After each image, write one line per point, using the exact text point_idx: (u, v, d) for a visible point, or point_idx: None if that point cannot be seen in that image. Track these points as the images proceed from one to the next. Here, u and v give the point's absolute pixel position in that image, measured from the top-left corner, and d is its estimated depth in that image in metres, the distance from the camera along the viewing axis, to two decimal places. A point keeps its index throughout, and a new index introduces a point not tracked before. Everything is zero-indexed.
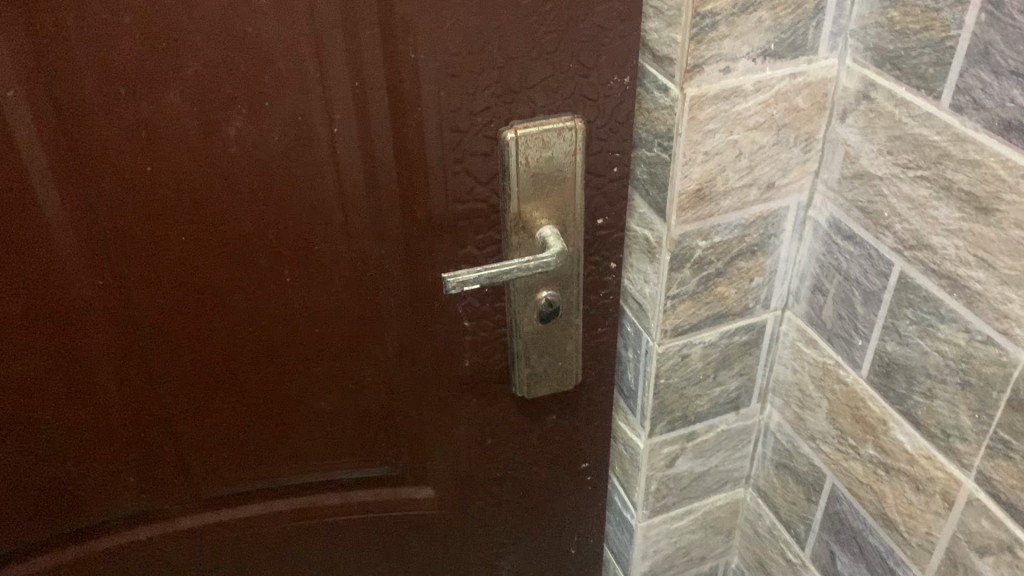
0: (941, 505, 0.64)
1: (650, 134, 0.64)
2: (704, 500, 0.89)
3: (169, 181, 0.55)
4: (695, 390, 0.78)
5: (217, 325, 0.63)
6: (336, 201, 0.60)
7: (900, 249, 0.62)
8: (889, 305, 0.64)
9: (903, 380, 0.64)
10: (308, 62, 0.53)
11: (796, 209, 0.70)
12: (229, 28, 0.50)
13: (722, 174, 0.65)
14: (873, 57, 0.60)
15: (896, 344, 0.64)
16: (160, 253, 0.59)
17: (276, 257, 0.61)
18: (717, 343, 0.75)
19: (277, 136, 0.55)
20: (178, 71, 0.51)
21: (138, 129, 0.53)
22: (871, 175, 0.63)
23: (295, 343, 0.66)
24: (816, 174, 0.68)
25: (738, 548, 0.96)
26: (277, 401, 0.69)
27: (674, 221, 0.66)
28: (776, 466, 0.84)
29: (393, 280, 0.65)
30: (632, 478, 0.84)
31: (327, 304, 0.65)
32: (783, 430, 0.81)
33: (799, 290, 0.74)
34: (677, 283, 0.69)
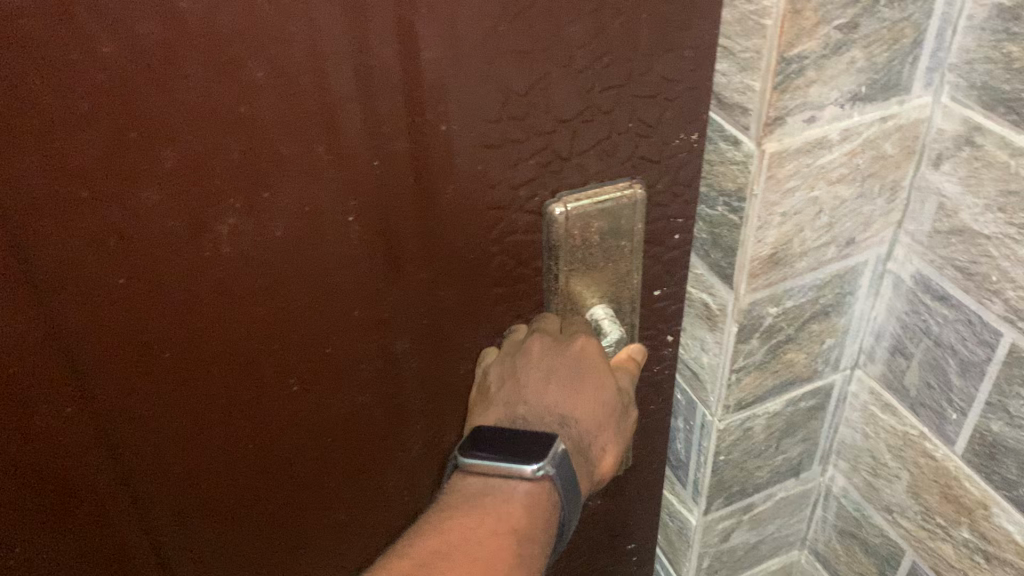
0: None
1: (714, 191, 0.55)
2: (757, 568, 0.81)
3: (151, 293, 0.45)
4: (756, 462, 0.69)
5: (215, 440, 0.53)
6: (351, 296, 0.50)
7: (1013, 319, 0.53)
8: (995, 379, 0.56)
9: (1013, 464, 0.56)
10: (316, 143, 0.43)
11: (874, 263, 0.61)
12: (218, 109, 0.40)
13: (799, 235, 0.55)
14: (979, 97, 0.51)
15: (1006, 424, 0.56)
16: (143, 373, 0.48)
17: (282, 361, 0.51)
18: (782, 412, 0.67)
19: (281, 230, 0.45)
20: (156, 165, 0.40)
21: (108, 237, 0.42)
22: (975, 233, 0.54)
23: (305, 443, 0.57)
24: (899, 225, 0.60)
25: None
26: (284, 508, 0.60)
27: (744, 288, 0.56)
28: (840, 533, 0.76)
29: (415, 368, 0.56)
30: (681, 552, 0.76)
31: (340, 403, 0.55)
32: (849, 495, 0.73)
33: (874, 349, 0.66)
34: (743, 354, 0.60)
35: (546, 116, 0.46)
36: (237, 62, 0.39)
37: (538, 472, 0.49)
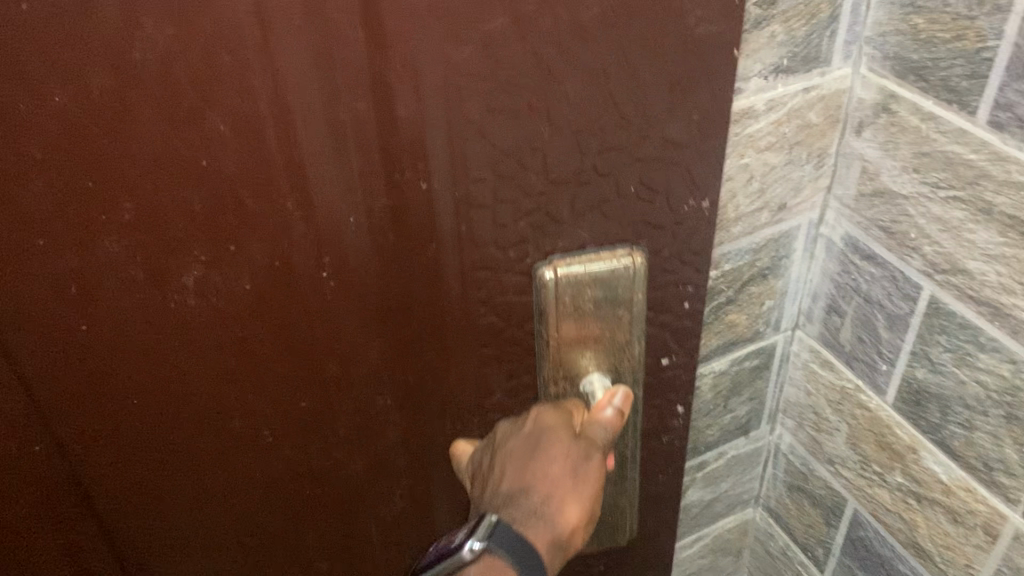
0: (984, 539, 0.61)
1: None
2: (714, 524, 0.86)
3: (113, 347, 0.42)
4: (705, 421, 0.73)
5: (180, 503, 0.51)
6: (328, 346, 0.48)
7: (931, 272, 0.58)
8: (918, 330, 0.60)
9: (936, 409, 0.61)
10: (288, 196, 0.41)
11: (807, 227, 0.66)
12: (183, 160, 0.38)
13: (732, 200, 0.59)
14: (893, 67, 0.55)
15: (928, 372, 0.60)
16: (105, 431, 0.45)
17: (258, 412, 0.49)
18: (727, 372, 0.71)
19: (249, 284, 0.43)
20: (114, 218, 0.38)
21: (63, 290, 0.39)
22: (894, 194, 0.58)
23: (271, 501, 0.54)
24: (828, 191, 0.64)
25: (747, 566, 0.94)
26: (261, 568, 0.57)
27: None
28: (789, 488, 0.81)
29: (388, 415, 0.54)
30: None
31: (319, 457, 0.53)
32: (796, 452, 0.78)
33: (811, 310, 0.70)
34: None
35: (539, 179, 0.46)
36: (208, 107, 0.37)
37: (475, 549, 0.47)
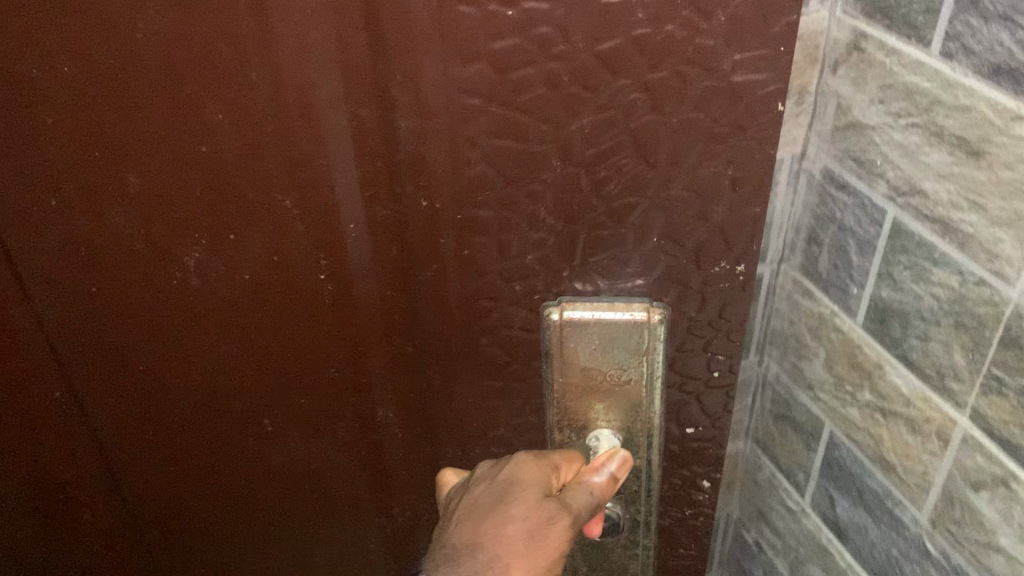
0: (937, 445, 0.66)
1: None
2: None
3: (190, 207, 0.59)
4: None
5: (229, 356, 0.70)
6: (344, 222, 0.63)
7: (893, 196, 0.63)
8: (883, 253, 0.66)
9: (898, 324, 0.66)
10: (339, 117, 0.57)
11: (789, 161, 0.71)
12: (278, 100, 0.55)
13: None
14: (863, 7, 0.60)
15: (891, 289, 0.66)
16: (178, 274, 0.63)
17: (290, 281, 0.66)
18: None
19: (288, 173, 0.59)
20: (212, 119, 0.55)
21: (162, 151, 0.56)
22: (864, 126, 0.63)
23: (305, 411, 0.75)
24: (808, 126, 0.69)
25: (737, 500, 1.03)
26: (275, 418, 0.75)
27: None
28: (775, 417, 0.89)
29: (378, 327, 0.71)
30: None
31: (332, 334, 0.70)
32: (780, 382, 0.86)
33: (794, 242, 0.76)
34: None
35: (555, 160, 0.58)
36: (261, 137, 0.57)
37: None
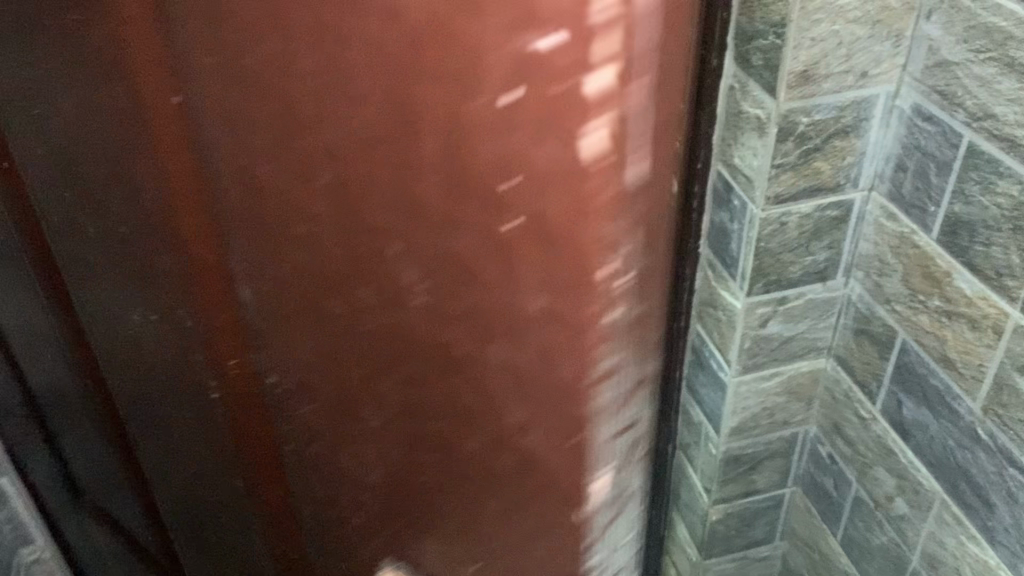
0: (992, 337, 0.78)
1: (767, 25, 0.91)
2: (788, 364, 1.18)
3: (321, 195, 0.81)
4: (789, 256, 1.06)
5: (336, 298, 0.89)
6: (435, 192, 0.75)
7: (970, 122, 0.74)
8: (957, 171, 0.77)
9: (966, 235, 0.78)
10: (429, 125, 0.70)
11: (884, 100, 0.95)
12: (385, 127, 0.72)
13: (824, 59, 0.90)
14: None
15: (962, 204, 0.77)
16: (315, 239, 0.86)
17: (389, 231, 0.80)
18: (812, 215, 1.03)
19: (393, 164, 0.75)
20: (330, 130, 0.75)
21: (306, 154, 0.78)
22: (949, 63, 0.75)
23: (367, 379, 0.97)
24: (902, 69, 0.93)
25: (815, 418, 1.25)
26: (375, 351, 0.93)
27: (783, 97, 0.93)
28: (856, 331, 1.10)
29: (471, 304, 0.82)
30: (728, 338, 1.15)
31: (420, 285, 0.83)
32: (863, 298, 1.07)
33: (884, 171, 0.99)
34: (782, 154, 0.97)
35: None
36: (367, 152, 0.75)
37: None
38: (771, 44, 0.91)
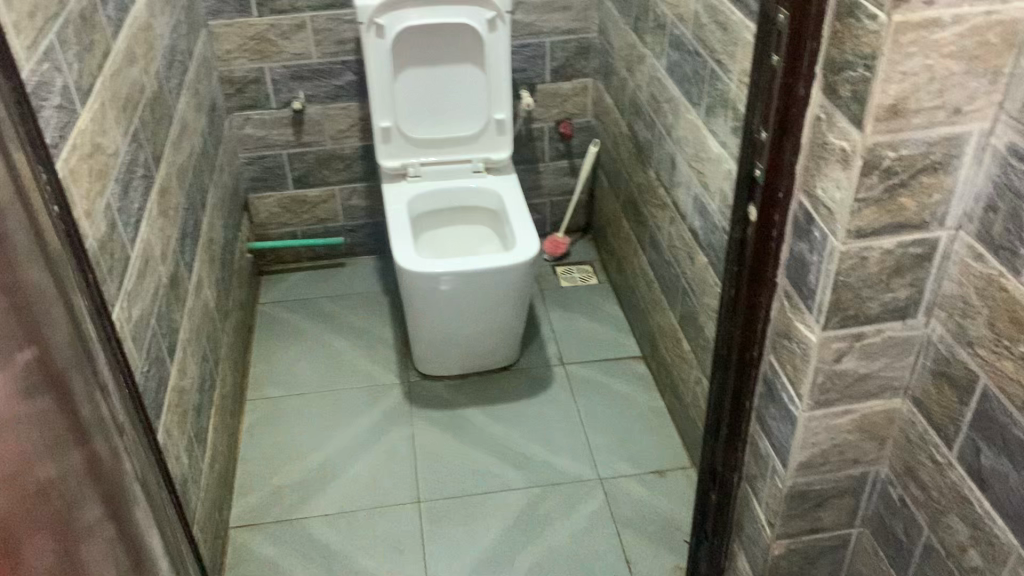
0: None
1: (858, 57, 0.90)
2: (863, 403, 1.15)
3: None
4: (869, 292, 1.04)
5: None
6: None
7: None
8: None
9: None
10: None
11: (978, 136, 0.92)
12: None
13: (916, 94, 0.89)
14: None
15: None
16: None
17: None
18: (894, 251, 1.01)
19: None
20: None
21: None
22: None
23: None
24: (999, 107, 0.91)
25: (887, 460, 1.22)
26: None
27: (869, 129, 0.91)
28: (936, 374, 1.07)
29: None
30: (802, 372, 1.14)
31: None
32: (944, 340, 1.04)
33: (973, 211, 0.96)
34: (865, 188, 0.95)
35: None
36: None
37: None
38: (859, 76, 0.90)
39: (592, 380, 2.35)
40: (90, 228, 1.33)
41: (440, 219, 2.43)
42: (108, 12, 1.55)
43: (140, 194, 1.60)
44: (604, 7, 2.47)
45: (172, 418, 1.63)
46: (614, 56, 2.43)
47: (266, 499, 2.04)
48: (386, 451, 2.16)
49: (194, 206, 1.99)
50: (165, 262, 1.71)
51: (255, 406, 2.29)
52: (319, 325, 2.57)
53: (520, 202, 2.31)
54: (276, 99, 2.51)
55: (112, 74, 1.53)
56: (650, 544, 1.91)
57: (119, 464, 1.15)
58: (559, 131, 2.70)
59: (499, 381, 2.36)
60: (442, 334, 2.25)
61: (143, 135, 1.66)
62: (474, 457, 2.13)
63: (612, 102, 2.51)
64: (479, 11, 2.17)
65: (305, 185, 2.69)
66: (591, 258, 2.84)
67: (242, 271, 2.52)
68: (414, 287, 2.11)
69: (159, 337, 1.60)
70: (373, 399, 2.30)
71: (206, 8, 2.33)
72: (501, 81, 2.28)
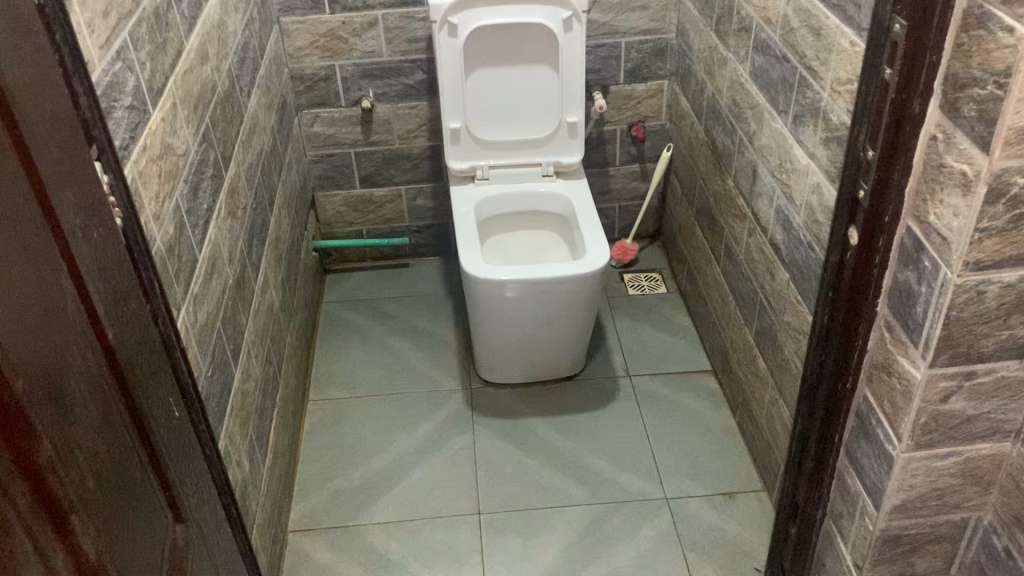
0: None
1: (987, 74, 0.83)
2: (968, 445, 1.07)
3: None
4: (984, 328, 0.96)
5: None
6: None
7: None
8: None
9: None
10: None
11: None
12: None
13: None
14: None
15: None
16: None
17: None
18: (1015, 285, 0.93)
19: None
20: None
21: None
22: None
23: None
24: None
25: (992, 505, 1.13)
26: None
27: (999, 153, 0.84)
28: None
29: None
30: (903, 409, 1.05)
31: None
32: None
33: None
34: (989, 217, 0.88)
35: None
36: None
37: None
38: (988, 94, 0.83)
39: (659, 393, 2.28)
40: (158, 231, 1.30)
41: (507, 224, 2.38)
42: (183, 10, 1.53)
43: (209, 194, 1.58)
44: (683, 7, 2.39)
45: (235, 422, 1.60)
46: (692, 59, 2.35)
47: (325, 504, 2.01)
48: (446, 460, 2.11)
49: (262, 206, 1.97)
50: (233, 264, 1.69)
51: (316, 407, 2.27)
52: (382, 326, 2.54)
53: (590, 208, 2.25)
54: (346, 97, 2.49)
55: (185, 73, 1.50)
56: (718, 570, 1.83)
57: (205, 493, 1.07)
58: (632, 134, 2.63)
59: (563, 391, 2.30)
60: (506, 342, 2.19)
61: (213, 135, 1.64)
62: (537, 470, 2.07)
63: (688, 106, 2.43)
64: (555, 10, 2.11)
65: (372, 184, 2.66)
66: (660, 265, 2.75)
67: (307, 269, 2.50)
68: (480, 294, 2.06)
69: (224, 340, 1.58)
70: (434, 405, 2.26)
71: (279, 5, 2.31)
72: (575, 83, 2.21)
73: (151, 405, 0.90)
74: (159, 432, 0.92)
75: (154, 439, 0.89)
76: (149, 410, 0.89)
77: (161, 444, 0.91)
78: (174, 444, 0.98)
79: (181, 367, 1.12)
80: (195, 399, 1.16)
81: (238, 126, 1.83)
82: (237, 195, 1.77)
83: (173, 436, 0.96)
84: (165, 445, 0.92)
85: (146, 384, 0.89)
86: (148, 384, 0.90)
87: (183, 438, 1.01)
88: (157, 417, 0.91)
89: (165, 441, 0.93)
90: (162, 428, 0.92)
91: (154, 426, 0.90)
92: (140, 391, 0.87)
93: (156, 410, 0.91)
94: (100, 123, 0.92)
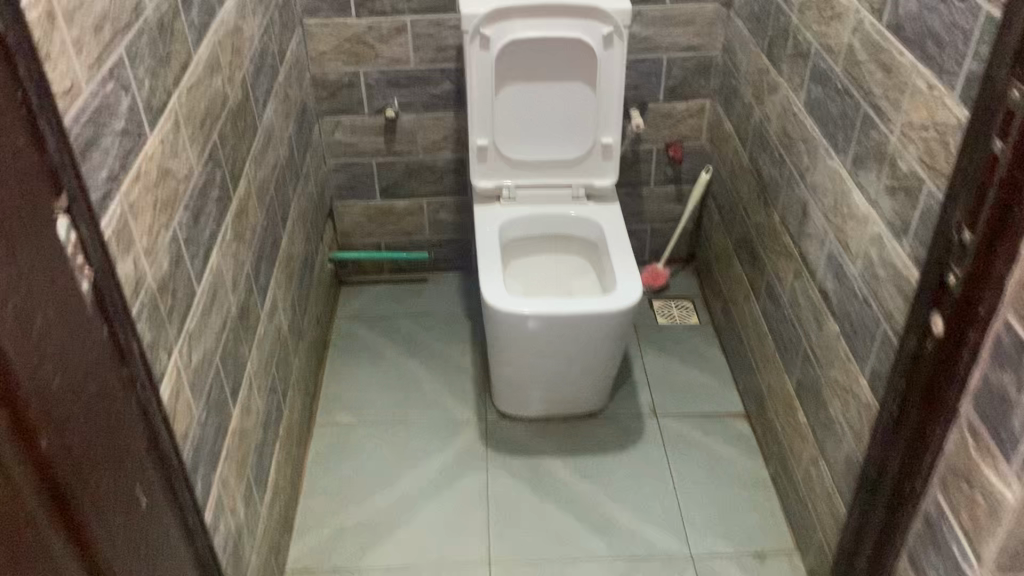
0: None
1: None
2: None
3: None
4: None
5: None
6: None
7: None
8: None
9: None
10: None
11: None
12: None
13: None
14: None
15: None
16: None
17: None
18: None
19: None
20: None
21: None
22: None
23: None
24: None
25: None
26: None
27: None
28: None
29: None
30: (986, 528, 0.90)
31: None
32: None
33: None
34: None
35: None
36: None
37: None
38: None
39: (687, 437, 2.13)
40: (149, 267, 1.17)
41: (532, 247, 2.23)
42: (193, 18, 1.40)
43: (214, 217, 1.45)
44: (732, 24, 2.24)
45: (230, 467, 1.48)
46: (739, 80, 2.19)
47: (326, 543, 1.88)
48: (456, 501, 1.98)
49: (274, 223, 1.85)
50: (236, 292, 1.56)
51: (323, 434, 2.14)
52: (396, 346, 2.41)
53: (622, 236, 2.10)
54: (369, 104, 2.36)
55: (191, 87, 1.37)
56: None
57: None
58: (669, 154, 2.48)
59: (586, 430, 2.16)
60: (526, 375, 2.05)
61: (222, 153, 1.51)
62: (554, 518, 1.94)
63: (732, 129, 2.27)
64: (595, 25, 1.96)
65: (393, 195, 2.53)
66: (692, 293, 2.61)
67: (321, 284, 2.38)
68: (500, 328, 1.91)
69: (223, 377, 1.46)
70: (446, 437, 2.13)
71: (303, 6, 2.18)
72: (613, 102, 2.07)
73: (88, 509, 0.76)
74: (97, 539, 0.78)
75: (84, 550, 0.76)
76: (85, 519, 0.75)
77: (95, 554, 0.77)
78: (126, 541, 0.85)
79: (162, 436, 1.00)
80: (176, 470, 1.03)
81: (251, 139, 1.71)
82: (247, 215, 1.65)
83: (120, 534, 0.82)
84: (102, 552, 0.78)
85: (88, 483, 0.76)
86: (90, 483, 0.77)
87: (140, 518, 0.88)
88: (95, 521, 0.77)
89: (104, 547, 0.79)
90: (104, 532, 0.79)
91: (95, 527, 0.77)
92: (74, 500, 0.73)
93: (96, 514, 0.77)
94: (72, 169, 0.79)
